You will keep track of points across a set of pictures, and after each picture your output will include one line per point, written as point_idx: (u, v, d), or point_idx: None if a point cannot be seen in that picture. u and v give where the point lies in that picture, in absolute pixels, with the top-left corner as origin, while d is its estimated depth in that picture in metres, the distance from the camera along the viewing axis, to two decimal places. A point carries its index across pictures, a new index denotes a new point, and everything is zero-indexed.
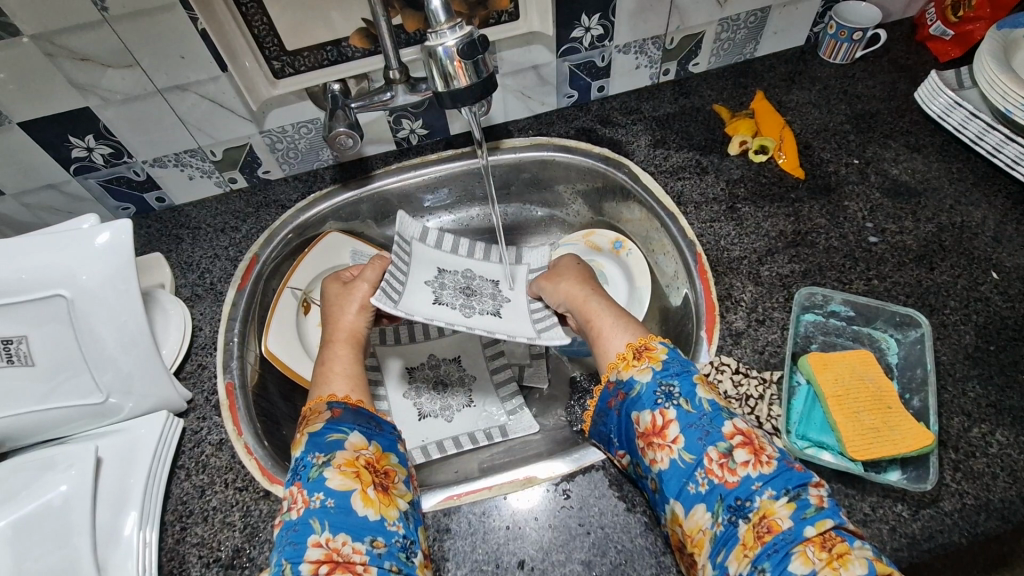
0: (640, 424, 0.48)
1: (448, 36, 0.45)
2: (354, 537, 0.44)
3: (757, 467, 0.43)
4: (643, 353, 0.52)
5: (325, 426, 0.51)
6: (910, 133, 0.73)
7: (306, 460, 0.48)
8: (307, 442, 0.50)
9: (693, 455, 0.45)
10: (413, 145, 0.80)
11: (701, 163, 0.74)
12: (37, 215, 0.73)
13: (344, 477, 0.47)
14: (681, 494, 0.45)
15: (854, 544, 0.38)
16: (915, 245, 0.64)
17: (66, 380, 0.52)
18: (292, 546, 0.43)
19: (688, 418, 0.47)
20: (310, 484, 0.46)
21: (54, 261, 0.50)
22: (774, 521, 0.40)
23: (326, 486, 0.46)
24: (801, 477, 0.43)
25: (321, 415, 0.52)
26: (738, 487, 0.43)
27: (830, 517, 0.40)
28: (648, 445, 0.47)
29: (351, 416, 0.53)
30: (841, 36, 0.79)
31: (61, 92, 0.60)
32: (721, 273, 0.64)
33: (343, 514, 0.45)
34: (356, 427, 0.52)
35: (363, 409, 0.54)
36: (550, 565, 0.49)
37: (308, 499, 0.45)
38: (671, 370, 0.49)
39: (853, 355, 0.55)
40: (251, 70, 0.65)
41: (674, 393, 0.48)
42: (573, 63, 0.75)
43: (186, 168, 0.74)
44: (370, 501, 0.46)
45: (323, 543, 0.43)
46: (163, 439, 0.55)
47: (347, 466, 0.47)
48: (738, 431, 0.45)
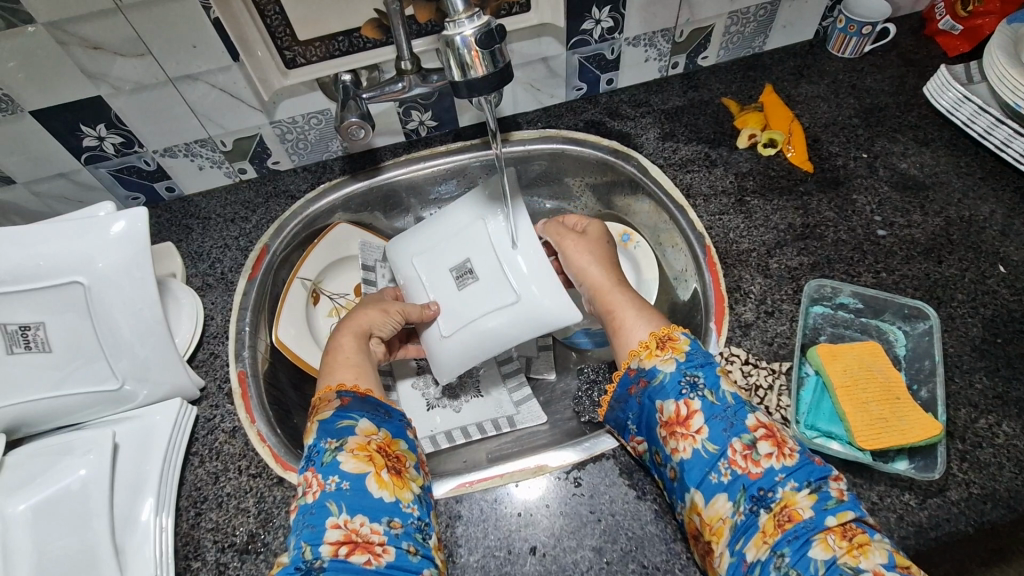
0: (663, 413, 0.49)
1: (465, 26, 0.45)
2: (370, 519, 0.45)
3: (780, 459, 0.44)
4: (667, 342, 0.52)
5: (335, 413, 0.51)
6: (918, 127, 0.74)
7: (319, 445, 0.49)
8: (318, 429, 0.50)
9: (717, 445, 0.46)
10: (422, 137, 0.80)
11: (710, 156, 0.74)
12: (48, 204, 0.74)
13: (358, 461, 0.47)
14: (702, 483, 0.45)
15: (874, 536, 0.40)
16: (923, 238, 0.64)
17: (80, 367, 0.53)
18: (311, 529, 0.43)
19: (713, 410, 0.47)
20: (325, 468, 0.47)
21: (71, 248, 0.50)
22: (796, 510, 0.41)
23: (341, 469, 0.46)
24: (822, 471, 0.44)
25: (330, 403, 0.52)
26: (761, 478, 0.44)
27: (852, 509, 0.41)
28: (670, 434, 0.48)
29: (360, 404, 0.53)
30: (851, 30, 0.79)
31: (73, 80, 0.61)
32: (730, 265, 0.64)
33: (359, 496, 0.45)
34: (365, 413, 0.52)
35: (372, 397, 0.54)
36: (562, 551, 0.50)
37: (324, 482, 0.46)
38: (695, 361, 0.50)
39: (861, 346, 0.56)
40: (263, 59, 0.66)
41: (700, 384, 0.49)
42: (583, 55, 0.75)
43: (196, 158, 0.74)
44: (384, 484, 0.47)
45: (342, 525, 0.44)
46: (177, 425, 0.55)
47: (360, 450, 0.48)
48: (761, 424, 0.46)
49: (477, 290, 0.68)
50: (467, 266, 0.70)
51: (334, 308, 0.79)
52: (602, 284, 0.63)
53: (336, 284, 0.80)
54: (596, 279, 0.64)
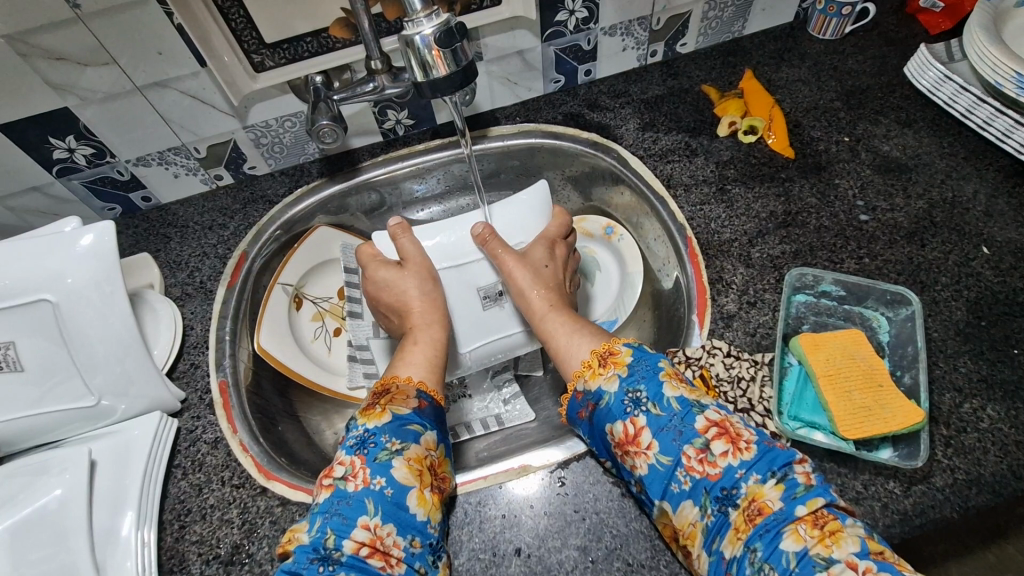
0: (613, 435, 0.48)
1: (425, 25, 0.44)
2: (398, 531, 0.45)
3: (737, 454, 0.44)
4: (608, 358, 0.52)
5: (410, 412, 0.52)
6: (901, 109, 0.73)
7: (379, 439, 0.49)
8: (387, 420, 0.50)
9: (670, 457, 0.45)
10: (400, 136, 0.79)
11: (691, 146, 0.73)
12: (23, 218, 0.73)
13: (409, 471, 0.47)
14: (666, 494, 0.45)
15: (846, 522, 0.40)
16: (906, 222, 0.64)
17: (57, 384, 0.52)
18: (342, 519, 0.44)
19: (658, 423, 0.47)
20: (376, 464, 0.47)
21: (39, 265, 0.50)
22: (764, 503, 0.41)
23: (391, 474, 0.47)
24: (786, 457, 0.44)
25: (407, 400, 0.53)
26: (721, 478, 0.43)
27: (821, 496, 0.41)
28: (625, 453, 0.48)
29: (433, 413, 0.54)
30: (830, 11, 0.78)
31: (39, 92, 0.60)
32: (712, 256, 0.64)
33: (396, 507, 0.46)
34: (433, 426, 0.53)
35: (442, 410, 0.55)
36: (547, 552, 0.49)
37: (370, 479, 0.46)
38: (636, 375, 0.50)
39: (844, 335, 0.55)
40: (231, 65, 0.64)
41: (642, 399, 0.48)
42: (559, 46, 0.74)
43: (171, 166, 0.73)
44: (423, 501, 0.47)
45: (371, 527, 0.44)
46: (158, 439, 0.55)
47: (415, 461, 0.48)
48: (712, 423, 0.46)
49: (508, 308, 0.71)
50: (496, 289, 0.71)
51: (318, 312, 0.78)
52: (535, 308, 0.64)
53: (319, 289, 0.79)
54: (531, 304, 0.64)
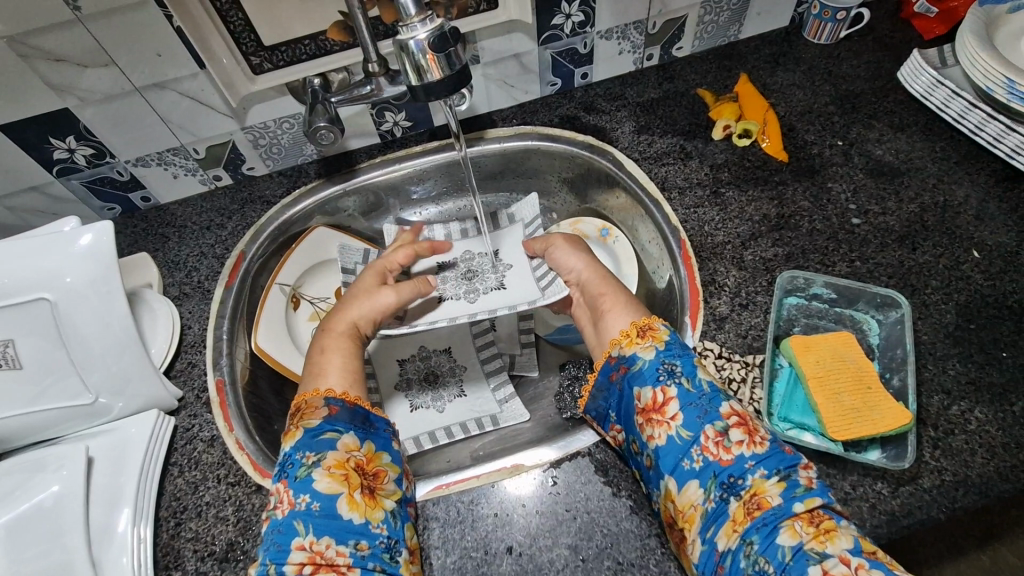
0: (641, 400, 0.49)
1: (418, 29, 0.45)
2: (338, 541, 0.43)
3: (750, 446, 0.45)
4: (647, 332, 0.52)
5: (321, 422, 0.50)
6: (894, 113, 0.73)
7: (294, 457, 0.47)
8: (300, 438, 0.49)
9: (691, 432, 0.46)
10: (397, 137, 0.80)
11: (686, 149, 0.74)
12: (23, 217, 0.73)
13: (332, 480, 0.46)
14: (676, 470, 0.46)
15: (840, 523, 0.41)
16: (897, 225, 0.64)
17: (55, 382, 0.53)
18: (276, 548, 0.43)
19: (688, 397, 0.47)
20: (297, 484, 0.46)
21: (37, 265, 0.50)
22: (764, 498, 0.42)
23: (313, 488, 0.45)
24: (792, 460, 0.45)
25: (317, 411, 0.51)
26: (732, 466, 0.44)
27: (820, 497, 0.42)
28: (647, 421, 0.48)
29: (348, 415, 0.52)
30: (825, 16, 0.79)
31: (39, 93, 0.60)
32: (705, 259, 0.64)
33: (330, 517, 0.44)
34: (350, 427, 0.51)
35: (360, 406, 0.53)
36: (538, 550, 0.50)
37: (294, 501, 0.45)
38: (674, 351, 0.51)
39: (834, 337, 0.55)
40: (229, 67, 0.65)
41: (677, 372, 0.49)
42: (555, 50, 0.75)
43: (170, 167, 0.74)
44: (356, 505, 0.46)
45: (307, 546, 0.43)
46: (155, 437, 0.55)
47: (336, 468, 0.47)
48: (735, 412, 0.47)
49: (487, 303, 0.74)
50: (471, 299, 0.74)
51: (316, 312, 0.77)
52: (590, 276, 0.64)
53: (317, 288, 0.79)
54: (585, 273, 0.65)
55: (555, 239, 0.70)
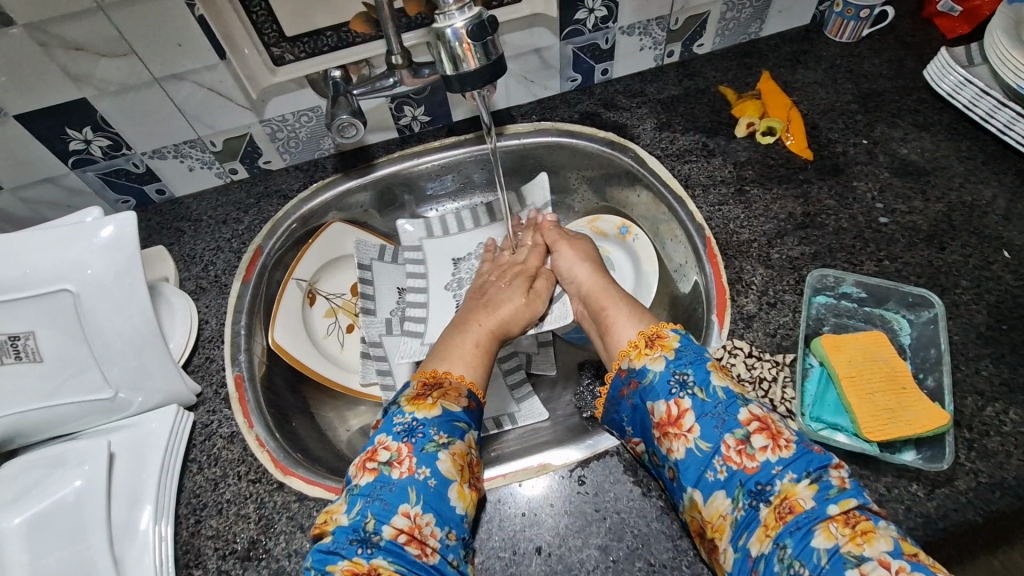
0: (655, 414, 0.48)
1: (456, 17, 0.44)
2: (437, 522, 0.45)
3: (776, 451, 0.44)
4: (656, 341, 0.52)
5: (461, 411, 0.51)
6: (918, 112, 0.73)
7: (428, 430, 0.48)
8: (438, 413, 0.50)
9: (710, 443, 0.45)
10: (415, 132, 0.79)
11: (708, 146, 0.73)
12: (36, 210, 0.72)
13: (453, 465, 0.47)
14: (699, 482, 0.45)
15: (879, 523, 0.39)
16: (925, 225, 0.64)
17: (73, 375, 0.52)
18: (383, 505, 0.44)
19: (703, 408, 0.47)
20: (423, 455, 0.47)
21: (60, 256, 0.49)
22: (796, 501, 0.41)
23: (437, 465, 0.46)
24: (822, 460, 0.43)
25: (460, 399, 0.52)
26: (757, 472, 0.43)
27: (854, 498, 0.41)
28: (663, 435, 0.47)
29: (478, 416, 0.53)
30: (848, 14, 0.78)
31: (57, 82, 0.59)
32: (731, 257, 0.64)
33: (439, 498, 0.45)
34: (474, 426, 0.52)
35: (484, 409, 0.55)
36: (567, 551, 0.49)
37: (415, 469, 0.46)
38: (684, 359, 0.50)
39: (865, 336, 0.55)
40: (250, 57, 0.64)
41: (689, 382, 0.48)
42: (576, 45, 0.74)
43: (186, 159, 0.73)
44: (463, 496, 0.47)
45: (411, 515, 0.44)
46: (174, 432, 0.54)
47: (459, 456, 0.48)
48: (756, 417, 0.46)
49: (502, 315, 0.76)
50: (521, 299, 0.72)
51: (332, 308, 0.77)
52: (592, 286, 0.66)
53: (332, 284, 0.78)
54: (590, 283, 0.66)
55: (561, 243, 0.71)
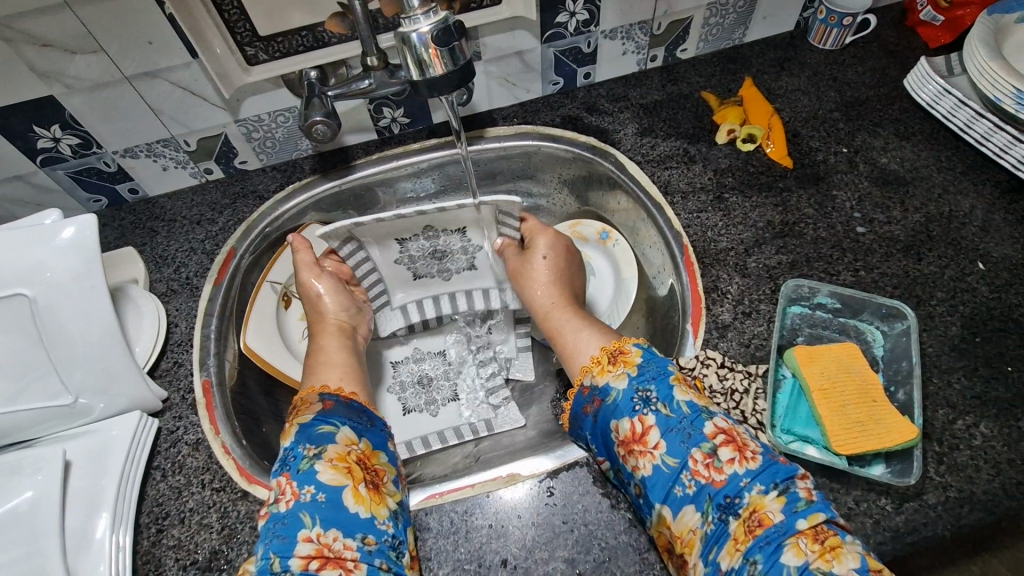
0: (619, 432, 0.47)
1: (421, 22, 0.43)
2: (345, 533, 0.44)
3: (743, 463, 0.43)
4: (618, 357, 0.51)
5: (316, 417, 0.50)
6: (899, 121, 0.73)
7: (297, 451, 0.47)
8: (297, 433, 0.49)
9: (677, 459, 0.45)
10: (395, 134, 0.78)
11: (689, 152, 0.72)
12: (6, 207, 0.71)
13: (336, 472, 0.46)
14: (668, 498, 0.44)
15: (845, 538, 0.39)
16: (903, 235, 0.63)
17: (33, 380, 0.51)
18: (281, 540, 0.42)
19: (668, 423, 0.46)
20: (300, 476, 0.46)
21: (17, 258, 0.48)
22: (765, 514, 0.41)
23: (318, 479, 0.45)
24: (789, 470, 0.43)
25: (312, 406, 0.52)
26: (727, 486, 0.43)
27: (822, 511, 0.41)
28: (628, 452, 0.47)
29: (343, 410, 0.52)
30: (831, 21, 0.78)
31: (23, 79, 0.58)
32: (708, 265, 0.63)
33: (335, 509, 0.45)
34: (347, 421, 0.51)
35: (355, 402, 0.54)
36: (534, 563, 0.48)
37: (298, 492, 0.45)
38: (647, 375, 0.49)
39: (840, 348, 0.54)
40: (223, 56, 0.62)
41: (652, 398, 0.47)
42: (558, 48, 0.74)
43: (159, 158, 0.71)
44: (361, 498, 0.46)
45: (313, 538, 0.43)
46: (136, 438, 0.53)
47: (338, 460, 0.47)
48: (722, 429, 0.45)
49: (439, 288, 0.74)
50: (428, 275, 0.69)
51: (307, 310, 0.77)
52: (547, 306, 0.66)
53: None
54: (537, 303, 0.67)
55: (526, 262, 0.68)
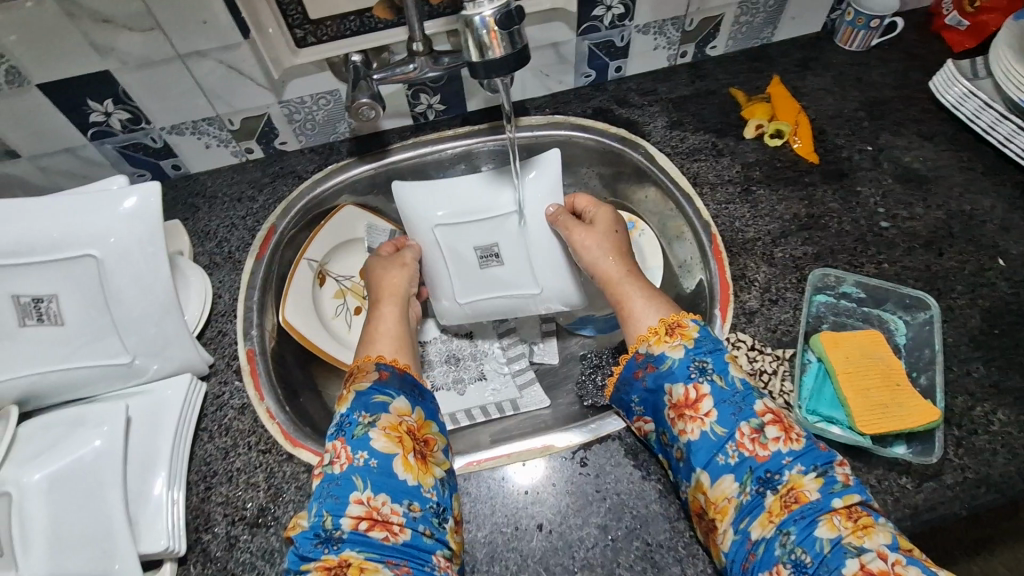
0: (672, 395, 0.49)
1: (485, 6, 0.45)
2: (392, 499, 0.46)
3: (788, 443, 0.45)
4: (676, 329, 0.52)
5: (372, 386, 0.52)
6: (922, 122, 0.75)
7: (353, 418, 0.50)
8: (353, 400, 0.51)
9: (725, 429, 0.47)
10: (430, 120, 0.80)
11: (717, 146, 0.75)
12: (53, 180, 0.73)
13: (389, 440, 0.48)
14: (709, 464, 0.46)
15: (879, 519, 0.42)
16: (925, 231, 0.65)
17: (95, 339, 0.53)
18: (334, 500, 0.46)
19: (721, 395, 0.48)
20: (354, 441, 0.48)
21: (87, 221, 0.50)
22: (802, 492, 0.43)
23: (371, 446, 0.48)
24: (829, 457, 0.45)
25: (369, 375, 0.53)
26: (768, 461, 0.45)
27: (858, 493, 0.43)
28: (678, 416, 0.49)
29: (398, 381, 0.54)
30: (858, 23, 0.80)
31: (81, 53, 0.60)
32: (736, 254, 0.65)
33: (385, 476, 0.47)
34: (402, 392, 0.53)
35: (410, 375, 0.55)
36: (568, 528, 0.51)
37: (353, 456, 0.47)
38: (703, 347, 0.51)
39: (863, 335, 0.56)
40: (274, 38, 0.65)
41: (708, 369, 0.50)
42: (592, 41, 0.76)
43: (203, 137, 0.74)
44: (409, 467, 0.48)
45: (364, 501, 0.46)
46: (188, 401, 0.55)
47: (391, 429, 0.49)
48: (769, 410, 0.47)
49: (501, 272, 0.72)
50: (493, 250, 0.72)
51: (341, 289, 0.78)
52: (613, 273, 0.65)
53: (341, 266, 0.79)
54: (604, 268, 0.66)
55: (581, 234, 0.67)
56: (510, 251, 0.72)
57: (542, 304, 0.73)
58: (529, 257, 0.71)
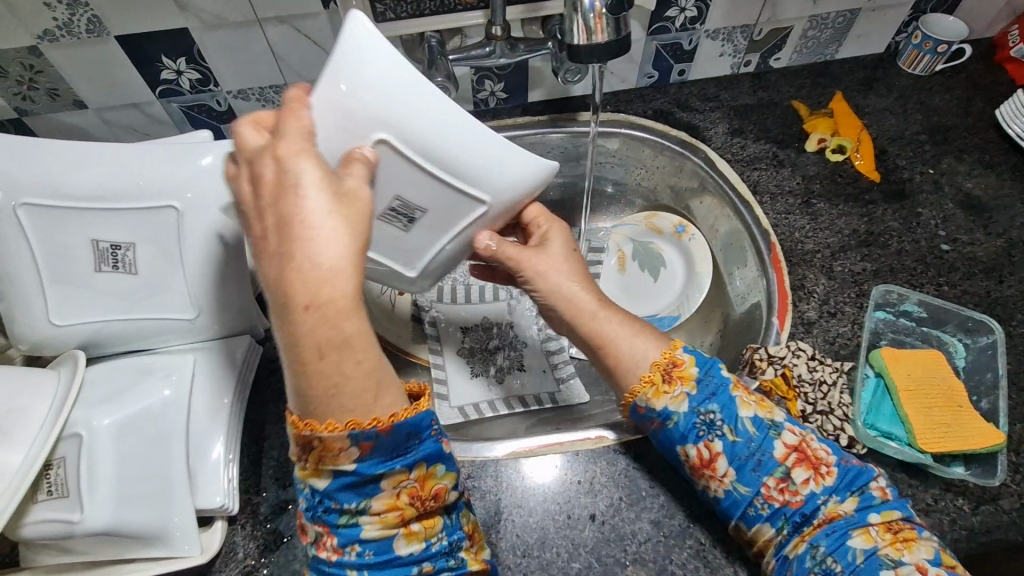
0: (686, 458, 0.48)
1: None
2: None
3: (818, 480, 0.45)
4: (673, 373, 0.48)
5: (350, 465, 0.37)
6: (984, 150, 0.75)
7: (331, 505, 0.38)
8: (328, 484, 0.37)
9: (749, 486, 0.46)
10: (490, 108, 0.80)
11: (778, 156, 0.75)
12: (115, 133, 0.74)
13: (383, 525, 0.38)
14: (743, 517, 0.46)
15: (921, 534, 0.43)
16: (985, 257, 0.65)
17: (163, 292, 0.53)
18: None
19: (734, 450, 0.46)
20: (342, 533, 0.38)
21: (169, 173, 0.50)
22: (835, 512, 0.44)
23: (362, 538, 0.38)
24: (863, 475, 0.46)
25: (344, 452, 0.36)
26: (802, 503, 0.45)
27: (897, 509, 0.44)
28: (697, 476, 0.48)
29: (389, 442, 0.37)
30: (925, 47, 0.79)
31: (165, 8, 0.60)
32: (795, 264, 0.65)
33: (384, 561, 0.39)
34: (394, 457, 0.38)
35: (404, 427, 0.37)
36: (620, 521, 0.50)
37: (342, 551, 0.39)
38: (706, 393, 0.48)
39: (925, 354, 0.57)
40: (356, 10, 0.64)
41: (716, 422, 0.47)
42: (661, 42, 0.76)
43: (267, 103, 0.74)
44: (413, 537, 0.40)
45: None
46: (247, 362, 0.55)
47: (386, 511, 0.38)
48: (791, 448, 0.46)
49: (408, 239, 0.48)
50: (410, 213, 0.45)
51: None
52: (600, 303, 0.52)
53: None
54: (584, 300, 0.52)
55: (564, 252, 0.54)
56: (429, 224, 0.47)
57: (406, 281, 0.55)
58: (433, 238, 0.48)
